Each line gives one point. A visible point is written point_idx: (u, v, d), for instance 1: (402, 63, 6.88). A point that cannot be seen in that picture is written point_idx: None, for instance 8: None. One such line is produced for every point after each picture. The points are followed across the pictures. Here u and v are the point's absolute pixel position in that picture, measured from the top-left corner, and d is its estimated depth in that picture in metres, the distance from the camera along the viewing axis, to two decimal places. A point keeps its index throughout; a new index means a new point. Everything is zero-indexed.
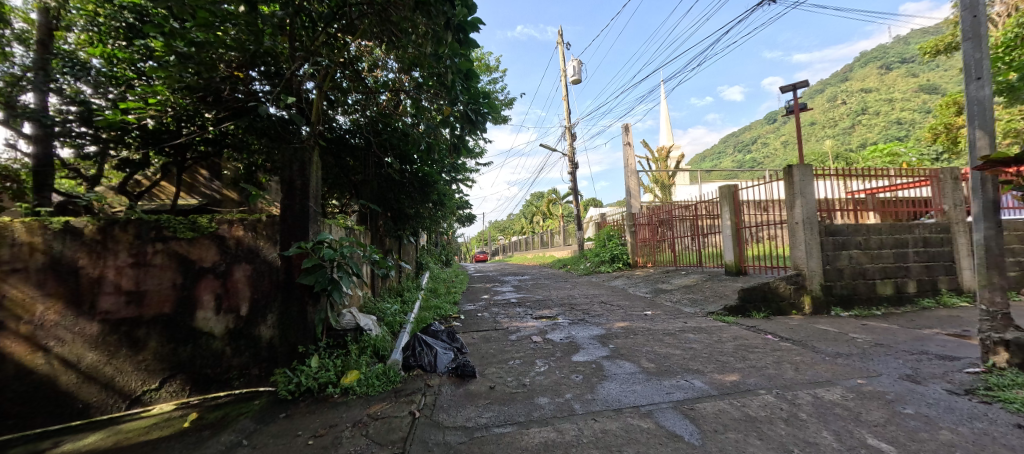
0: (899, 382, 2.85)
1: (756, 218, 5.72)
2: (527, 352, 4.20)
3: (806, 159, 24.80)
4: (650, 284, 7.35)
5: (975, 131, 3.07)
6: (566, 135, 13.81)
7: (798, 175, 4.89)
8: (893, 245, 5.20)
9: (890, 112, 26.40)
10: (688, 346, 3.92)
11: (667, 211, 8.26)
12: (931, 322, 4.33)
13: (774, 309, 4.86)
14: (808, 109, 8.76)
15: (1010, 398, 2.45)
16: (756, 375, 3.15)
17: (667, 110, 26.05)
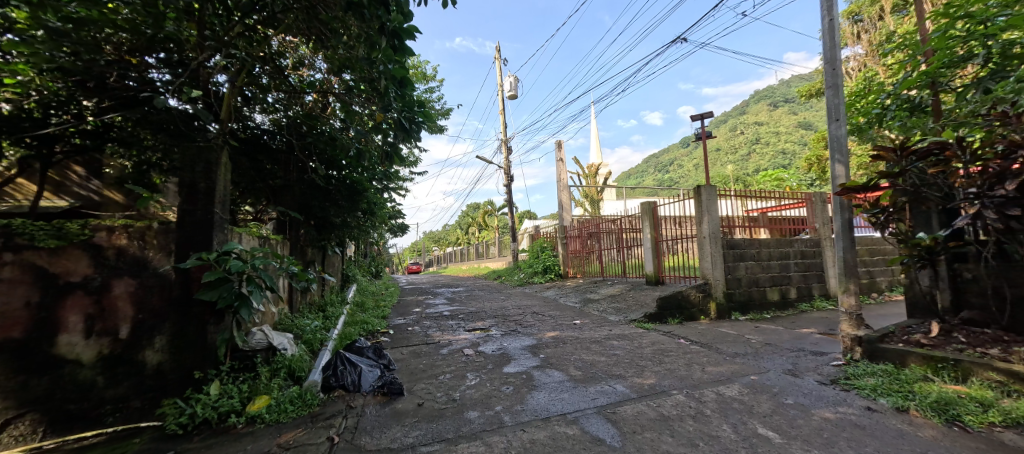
0: (783, 376, 3.28)
1: (672, 232, 6.27)
2: (458, 365, 4.13)
3: (713, 180, 27.95)
4: (579, 294, 7.67)
5: (837, 165, 3.68)
6: (503, 148, 14.06)
7: (705, 195, 5.48)
8: (779, 257, 6.03)
9: (778, 143, 30.90)
10: (612, 352, 4.15)
11: (595, 224, 8.73)
12: (807, 323, 5.07)
13: (686, 315, 5.35)
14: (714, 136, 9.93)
15: (862, 385, 2.94)
16: (670, 377, 3.42)
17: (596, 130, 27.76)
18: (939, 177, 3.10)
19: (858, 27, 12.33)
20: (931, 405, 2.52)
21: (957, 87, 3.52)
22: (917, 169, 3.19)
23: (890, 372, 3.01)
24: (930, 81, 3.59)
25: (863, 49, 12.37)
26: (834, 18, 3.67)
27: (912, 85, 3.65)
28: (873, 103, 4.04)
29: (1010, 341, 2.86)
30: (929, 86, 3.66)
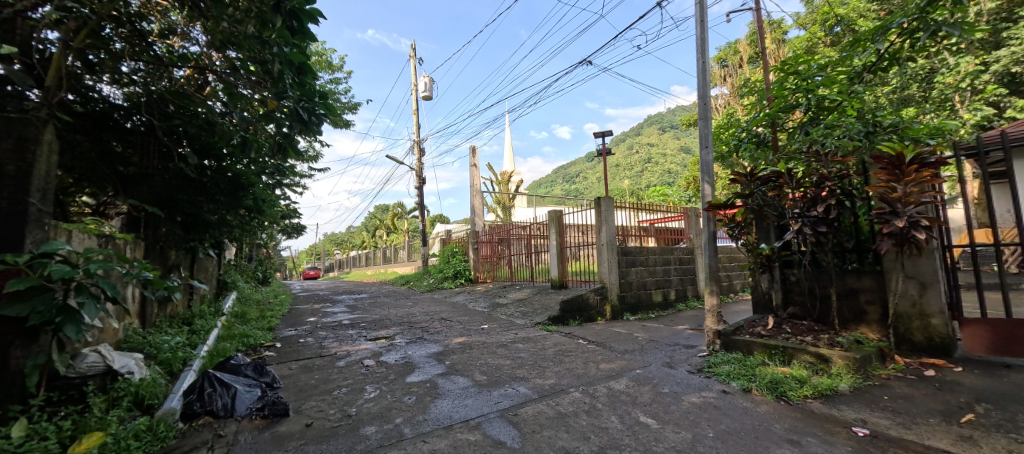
0: (661, 368, 3.71)
1: (576, 239, 6.71)
2: (357, 378, 3.84)
3: (612, 193, 30.80)
4: (488, 298, 7.75)
5: (705, 185, 4.32)
6: (416, 150, 13.61)
7: (604, 206, 6.01)
8: (663, 262, 6.85)
9: (666, 163, 35.38)
10: (517, 355, 4.26)
11: (505, 230, 8.93)
12: (682, 320, 5.84)
13: (585, 317, 5.76)
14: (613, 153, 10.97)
15: (719, 372, 3.47)
16: (569, 375, 3.63)
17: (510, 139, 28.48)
18: (776, 199, 3.83)
19: (724, 71, 14.78)
20: (766, 385, 3.08)
21: (787, 128, 4.40)
22: (762, 192, 3.91)
23: (739, 360, 3.62)
24: (772, 121, 4.43)
25: (727, 90, 14.85)
26: (706, 60, 4.32)
27: (758, 122, 4.48)
28: (732, 135, 4.83)
29: (818, 329, 3.67)
30: (769, 126, 4.53)
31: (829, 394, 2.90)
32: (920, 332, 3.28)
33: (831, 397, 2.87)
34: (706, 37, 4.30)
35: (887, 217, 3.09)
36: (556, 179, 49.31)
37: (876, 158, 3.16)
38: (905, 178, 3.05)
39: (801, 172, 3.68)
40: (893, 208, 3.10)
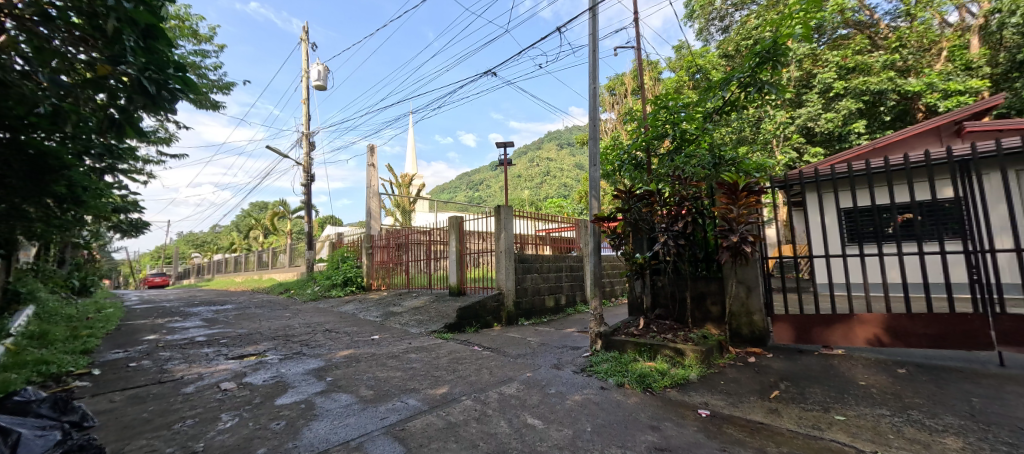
0: (549, 370, 3.92)
1: (476, 246, 6.76)
2: (210, 405, 3.22)
3: (514, 202, 31.97)
4: (382, 307, 7.30)
5: (592, 199, 4.72)
6: (304, 143, 12.27)
7: (503, 214, 6.18)
8: (556, 269, 7.30)
9: (563, 177, 38.17)
10: (409, 366, 4.07)
11: (404, 235, 8.56)
12: (570, 324, 6.29)
13: (482, 323, 5.82)
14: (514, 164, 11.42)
15: (598, 370, 3.80)
16: (461, 383, 3.59)
17: (413, 141, 27.57)
18: (648, 215, 4.38)
19: (613, 99, 16.60)
20: (636, 379, 3.46)
21: (658, 154, 5.07)
22: (637, 208, 4.43)
23: (616, 358, 4.01)
24: (647, 147, 5.06)
25: (614, 116, 16.67)
26: (596, 87, 4.77)
27: (636, 146, 5.07)
28: (615, 155, 5.39)
29: (676, 328, 4.29)
30: (644, 150, 5.16)
31: (683, 383, 3.39)
32: (746, 327, 4.05)
33: (684, 385, 3.36)
34: (597, 66, 4.76)
35: (726, 233, 3.77)
36: (461, 185, 49.29)
37: (720, 184, 3.85)
38: (738, 202, 3.77)
39: (667, 193, 4.27)
40: (730, 225, 3.80)
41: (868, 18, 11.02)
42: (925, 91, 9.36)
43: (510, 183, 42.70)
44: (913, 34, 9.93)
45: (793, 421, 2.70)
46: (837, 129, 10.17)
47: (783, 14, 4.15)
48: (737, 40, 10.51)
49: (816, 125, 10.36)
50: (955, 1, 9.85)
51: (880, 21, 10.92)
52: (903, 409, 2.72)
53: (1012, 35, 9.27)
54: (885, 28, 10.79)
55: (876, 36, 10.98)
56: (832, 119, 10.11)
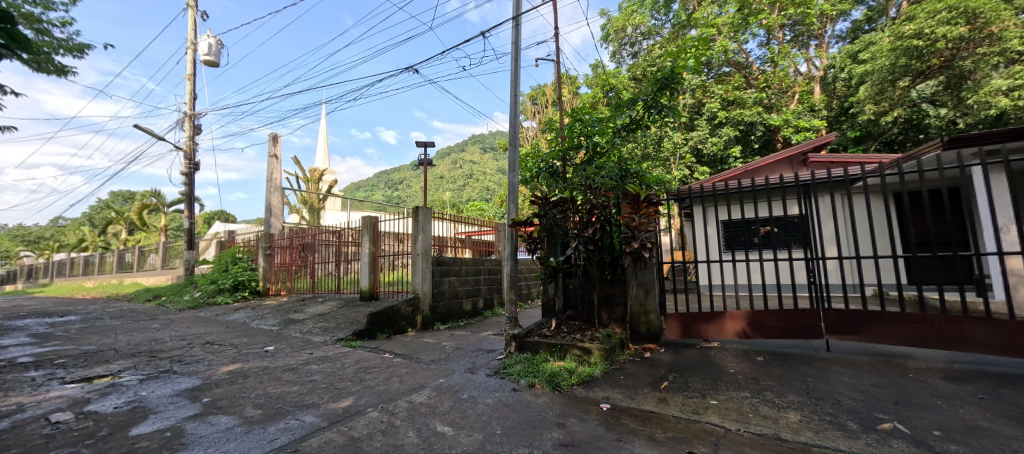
0: (463, 375, 3.88)
1: (392, 248, 6.45)
2: (32, 443, 2.56)
3: (435, 203, 31.28)
4: (280, 314, 6.56)
5: (510, 204, 4.81)
6: (188, 125, 10.57)
7: (422, 216, 6.01)
8: (474, 273, 7.30)
9: (486, 181, 38.53)
10: (308, 379, 3.70)
11: (310, 234, 7.83)
12: (487, 327, 6.33)
13: (395, 329, 5.57)
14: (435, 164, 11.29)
15: (511, 372, 3.87)
16: (368, 394, 3.37)
17: (325, 132, 25.42)
18: (562, 221, 4.60)
19: (535, 108, 17.23)
20: (546, 379, 3.60)
21: (573, 164, 5.34)
22: (552, 214, 4.65)
23: (528, 359, 4.13)
24: (563, 157, 5.31)
25: (536, 124, 17.32)
26: (517, 94, 4.88)
27: (553, 155, 5.29)
28: (534, 163, 5.54)
29: (584, 328, 4.57)
30: (560, 159, 5.40)
31: (588, 380, 3.61)
32: (644, 325, 4.45)
33: (589, 382, 3.58)
34: (518, 74, 4.88)
35: (629, 239, 4.12)
36: (380, 183, 46.80)
37: (625, 194, 4.19)
38: (640, 212, 4.16)
39: (579, 201, 4.53)
40: (632, 233, 4.15)
41: (744, 60, 13.02)
42: (783, 126, 11.37)
43: (433, 184, 41.74)
44: (776, 78, 11.99)
45: (677, 408, 3.03)
46: (720, 152, 11.83)
47: (679, 48, 4.70)
48: (644, 65, 11.63)
49: (704, 148, 11.92)
50: (804, 55, 12.15)
51: (753, 64, 12.99)
52: (760, 390, 3.24)
53: (840, 87, 11.73)
54: (756, 70, 12.86)
55: (750, 76, 13.03)
56: (716, 143, 11.73)
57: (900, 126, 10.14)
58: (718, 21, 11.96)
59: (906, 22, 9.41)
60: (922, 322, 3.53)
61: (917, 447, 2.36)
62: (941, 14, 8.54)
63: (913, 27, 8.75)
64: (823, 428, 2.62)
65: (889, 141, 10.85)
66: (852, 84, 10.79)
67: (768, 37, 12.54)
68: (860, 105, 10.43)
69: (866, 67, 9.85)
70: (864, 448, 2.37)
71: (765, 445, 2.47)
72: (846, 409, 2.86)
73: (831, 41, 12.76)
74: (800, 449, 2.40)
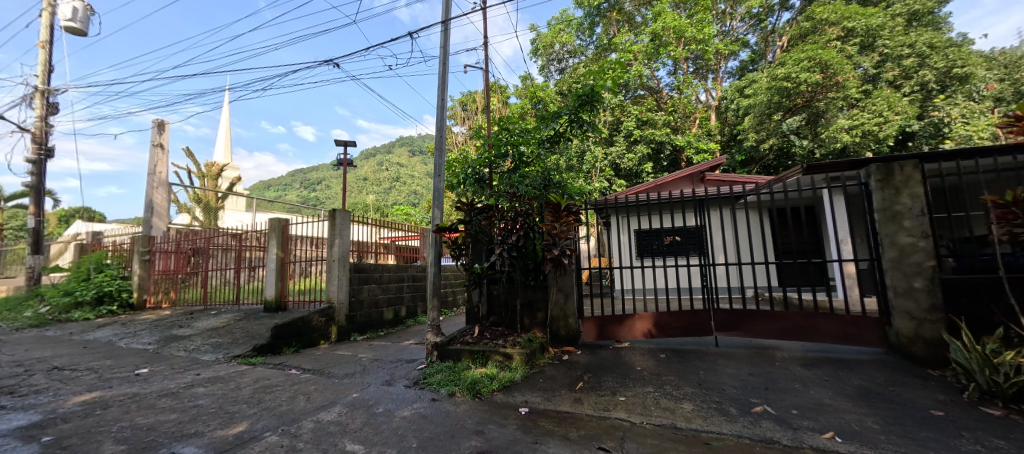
0: (379, 388, 3.68)
1: (304, 253, 5.95)
2: None
3: (357, 206, 29.49)
4: (161, 330, 5.66)
5: (434, 209, 4.72)
6: (38, 102, 8.67)
7: (339, 219, 5.70)
8: (396, 279, 7.05)
9: (415, 185, 37.53)
10: (192, 404, 3.22)
11: (204, 237, 6.89)
12: (409, 336, 6.13)
13: (304, 342, 5.13)
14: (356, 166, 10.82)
15: (431, 382, 3.76)
16: (266, 416, 3.02)
17: (227, 122, 22.60)
18: (487, 228, 4.65)
19: (465, 114, 17.25)
20: (467, 386, 3.56)
21: (499, 171, 5.42)
22: (478, 220, 4.68)
23: (450, 367, 4.06)
24: (490, 164, 5.37)
25: (466, 130, 17.33)
26: (445, 99, 4.84)
27: (480, 162, 5.33)
28: (461, 168, 5.52)
29: (507, 334, 4.62)
30: (487, 166, 5.45)
31: (509, 385, 3.66)
32: (563, 329, 4.65)
33: (509, 387, 3.63)
34: (446, 79, 4.84)
35: (550, 246, 4.28)
36: (296, 182, 42.93)
37: (547, 203, 4.34)
38: (560, 220, 4.34)
39: (504, 208, 4.62)
40: (554, 240, 4.33)
41: (656, 85, 14.43)
42: (686, 146, 12.83)
43: (357, 186, 39.41)
44: (680, 104, 13.50)
45: (590, 407, 3.20)
46: (635, 167, 12.94)
47: (599, 69, 5.05)
48: (569, 82, 12.28)
49: (621, 163, 12.94)
50: (703, 86, 13.85)
51: (663, 89, 14.45)
52: (661, 385, 3.56)
53: (730, 116, 13.58)
54: (665, 95, 14.34)
55: (660, 100, 14.48)
56: (632, 159, 12.80)
57: (774, 153, 12.04)
58: (634, 48, 13.12)
59: (779, 66, 11.22)
60: (787, 318, 4.18)
61: (780, 425, 2.77)
62: (802, 62, 10.34)
63: (783, 71, 10.45)
64: (711, 415, 2.96)
65: (766, 166, 12.84)
66: (739, 115, 12.56)
67: (675, 67, 14.06)
68: (745, 133, 12.18)
69: (749, 101, 11.53)
70: (740, 430, 2.72)
71: (664, 435, 2.71)
72: (728, 397, 3.26)
73: (724, 75, 14.73)
74: (692, 435, 2.68)
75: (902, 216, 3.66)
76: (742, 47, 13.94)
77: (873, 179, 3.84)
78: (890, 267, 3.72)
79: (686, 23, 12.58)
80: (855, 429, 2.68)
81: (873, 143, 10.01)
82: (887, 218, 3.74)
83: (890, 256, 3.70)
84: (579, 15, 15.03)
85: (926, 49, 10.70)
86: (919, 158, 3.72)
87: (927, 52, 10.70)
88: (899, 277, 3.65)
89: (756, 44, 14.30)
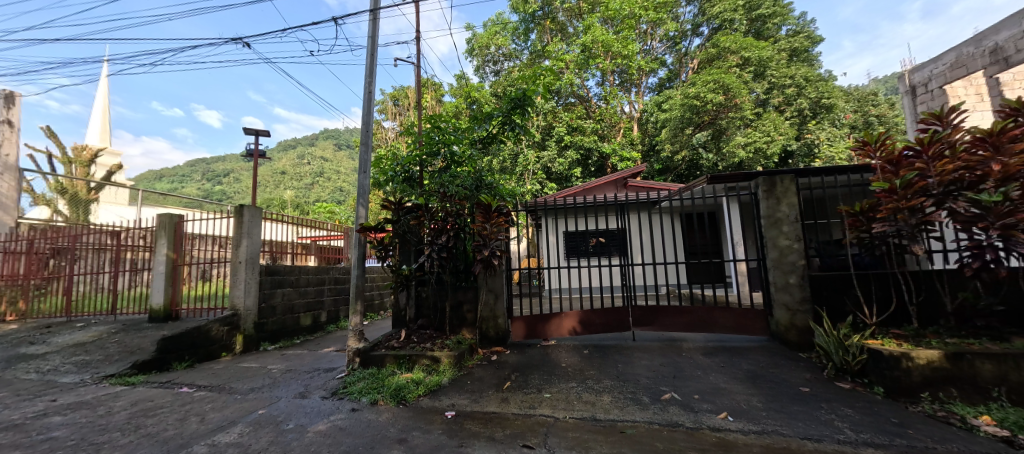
0: (291, 402, 3.37)
1: (202, 254, 5.29)
2: None
3: (270, 203, 26.68)
4: (3, 348, 4.63)
5: (359, 207, 4.46)
6: None
7: (247, 215, 5.19)
8: (316, 282, 6.65)
9: (342, 182, 35.28)
10: (42, 438, 2.65)
11: (69, 235, 5.78)
12: (328, 343, 5.75)
13: (200, 356, 4.57)
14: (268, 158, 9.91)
15: (351, 392, 3.53)
16: (145, 444, 2.60)
17: (105, 97, 19.10)
18: (417, 228, 4.53)
19: (396, 109, 16.62)
20: (390, 394, 3.40)
21: (430, 170, 5.32)
22: (406, 220, 4.54)
23: (373, 374, 3.86)
24: (421, 163, 5.24)
25: (397, 126, 16.69)
26: (372, 92, 4.61)
27: (409, 160, 5.17)
28: (389, 165, 5.31)
29: (435, 336, 4.53)
30: (417, 165, 5.31)
31: (435, 389, 3.58)
32: (493, 329, 4.68)
33: (436, 391, 3.55)
34: (374, 70, 4.61)
35: (481, 247, 4.28)
36: (198, 173, 37.86)
37: (478, 204, 4.31)
38: (490, 221, 4.33)
39: (434, 208, 4.51)
40: (484, 240, 4.32)
41: (585, 94, 15.18)
42: (611, 154, 13.73)
43: (274, 180, 35.93)
44: (607, 114, 14.42)
45: (516, 406, 3.25)
46: (565, 171, 13.52)
47: (532, 74, 5.17)
48: (504, 85, 12.43)
49: (553, 167, 13.43)
50: (627, 98, 14.90)
51: (591, 98, 15.26)
52: (584, 380, 3.74)
53: (649, 128, 14.83)
54: (593, 105, 15.20)
55: (589, 109, 15.27)
56: (562, 163, 13.35)
57: (686, 164, 13.38)
58: (567, 57, 13.70)
59: (690, 85, 12.49)
60: (691, 313, 4.65)
61: (684, 410, 3.07)
62: (709, 84, 11.60)
63: (694, 90, 11.63)
64: (626, 405, 3.18)
65: (679, 175, 14.20)
66: (657, 127, 13.73)
67: (603, 79, 14.94)
68: (662, 145, 13.37)
69: (666, 115, 12.66)
70: (651, 417, 2.96)
71: (584, 427, 2.85)
72: (642, 387, 3.53)
73: (645, 90, 15.99)
74: (609, 426, 2.85)
75: (782, 222, 4.27)
76: (660, 65, 15.28)
77: (761, 189, 4.41)
78: (772, 265, 4.31)
79: (613, 38, 13.44)
80: (743, 408, 3.05)
81: (763, 159, 11.62)
82: (770, 224, 4.33)
83: (773, 256, 4.29)
84: (515, 20, 15.32)
85: (802, 81, 12.68)
86: (794, 173, 4.36)
87: (803, 84, 12.66)
88: (778, 275, 4.25)
89: (672, 63, 15.74)
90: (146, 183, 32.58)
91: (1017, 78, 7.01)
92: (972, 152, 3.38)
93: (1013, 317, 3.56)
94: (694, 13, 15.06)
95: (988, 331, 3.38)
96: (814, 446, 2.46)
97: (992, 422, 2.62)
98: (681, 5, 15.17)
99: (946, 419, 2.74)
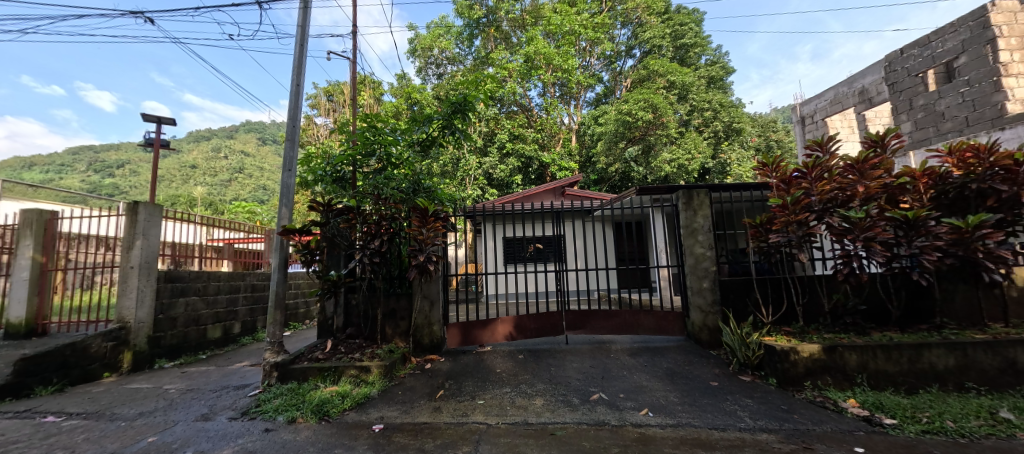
0: (190, 426, 2.98)
1: (83, 258, 4.56)
2: None
3: (175, 199, 23.53)
4: None
5: (281, 207, 4.11)
6: None
7: (143, 214, 4.58)
8: (228, 290, 6.05)
9: (266, 180, 32.47)
10: None
11: None
12: (240, 357, 5.21)
13: (73, 378, 3.89)
14: (169, 147, 8.74)
15: (265, 410, 3.22)
16: None
17: None
18: (346, 231, 4.29)
19: (330, 105, 15.73)
20: (312, 410, 3.15)
21: (364, 171, 5.09)
22: (335, 223, 4.29)
23: (292, 389, 3.56)
24: (354, 163, 4.99)
25: (331, 123, 15.82)
26: (300, 84, 4.30)
27: (341, 159, 4.91)
28: (320, 164, 5.05)
29: (364, 346, 4.31)
30: (350, 165, 5.07)
31: (363, 402, 3.39)
32: (427, 337, 4.55)
33: (364, 404, 3.37)
34: (302, 61, 4.31)
35: (416, 253, 4.15)
36: (84, 163, 32.48)
37: (414, 208, 4.17)
38: (426, 226, 4.21)
39: (367, 211, 4.30)
40: (420, 246, 4.21)
41: (527, 104, 15.57)
42: (550, 164, 14.24)
43: (183, 174, 31.96)
44: (547, 124, 14.92)
45: (447, 415, 3.19)
46: (505, 178, 13.73)
47: (474, 79, 5.14)
48: (446, 88, 12.36)
49: (494, 173, 13.57)
50: (567, 110, 15.53)
51: (533, 108, 15.69)
52: (517, 384, 3.78)
53: (586, 140, 15.61)
54: (534, 114, 15.61)
55: (530, 118, 15.67)
56: (503, 170, 13.53)
57: (618, 176, 14.26)
58: (510, 66, 13.99)
59: (624, 102, 13.38)
60: (619, 316, 4.92)
61: (610, 409, 3.23)
62: (640, 102, 12.49)
63: (627, 107, 12.50)
64: (557, 407, 3.26)
65: (611, 186, 15.09)
66: (593, 140, 14.51)
67: (544, 90, 15.46)
68: (598, 156, 14.12)
69: (603, 128, 13.41)
70: (580, 417, 3.07)
71: (515, 432, 2.87)
72: (571, 389, 3.66)
73: (583, 104, 16.80)
74: (540, 428, 2.91)
75: (697, 232, 4.70)
76: (597, 81, 16.17)
77: (680, 201, 4.82)
78: (689, 271, 4.71)
79: (554, 52, 13.95)
80: (661, 404, 3.29)
81: (684, 174, 12.78)
82: (688, 233, 4.74)
83: (689, 263, 4.70)
84: (459, 25, 15.31)
85: (717, 106, 14.21)
86: (708, 188, 4.83)
87: (718, 109, 14.19)
88: (694, 280, 4.66)
89: (607, 80, 16.72)
90: (10, 171, 27.18)
91: (878, 115, 8.39)
92: (843, 176, 4.01)
93: (872, 315, 4.28)
94: (628, 36, 16.19)
95: (854, 326, 4.00)
96: (719, 435, 2.72)
97: (856, 403, 3.09)
98: (616, 28, 16.22)
99: (822, 403, 3.19)
